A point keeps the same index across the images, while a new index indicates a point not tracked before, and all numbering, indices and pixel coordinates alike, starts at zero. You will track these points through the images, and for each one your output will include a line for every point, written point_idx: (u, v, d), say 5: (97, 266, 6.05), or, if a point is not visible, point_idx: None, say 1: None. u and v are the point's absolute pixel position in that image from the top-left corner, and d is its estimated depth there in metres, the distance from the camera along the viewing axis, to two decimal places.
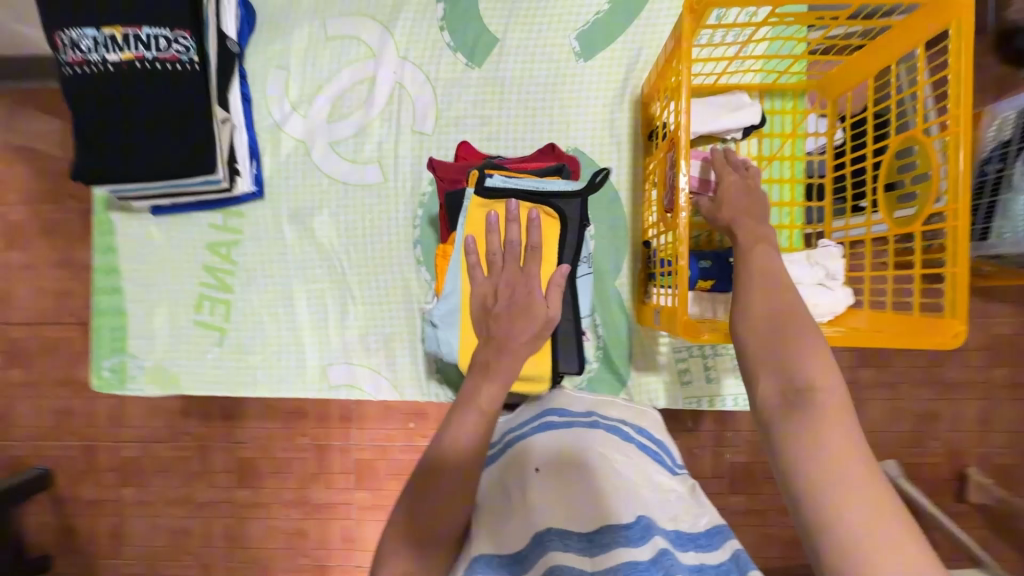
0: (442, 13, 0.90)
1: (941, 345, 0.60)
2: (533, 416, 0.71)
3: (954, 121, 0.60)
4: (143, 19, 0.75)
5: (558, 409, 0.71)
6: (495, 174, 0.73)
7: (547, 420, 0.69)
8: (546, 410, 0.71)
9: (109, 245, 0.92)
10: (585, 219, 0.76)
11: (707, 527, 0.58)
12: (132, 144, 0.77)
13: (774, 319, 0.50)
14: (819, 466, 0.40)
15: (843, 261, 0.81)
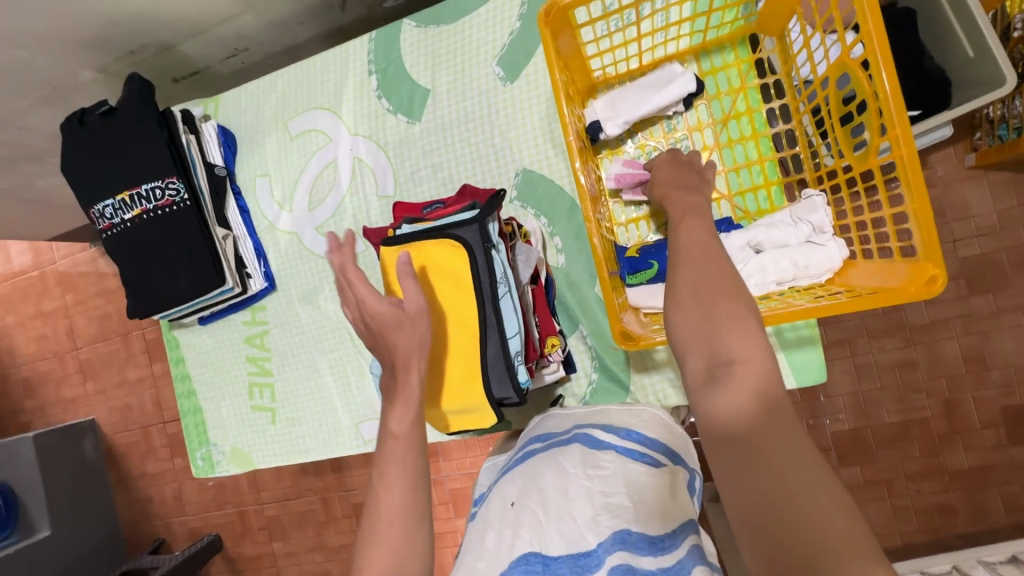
0: (376, 84, 0.97)
1: (919, 295, 0.52)
2: (522, 444, 0.73)
3: (869, 37, 0.52)
4: (140, 178, 0.91)
5: (540, 435, 0.72)
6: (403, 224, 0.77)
7: (530, 449, 0.70)
8: (532, 437, 0.73)
9: (180, 357, 1.11)
10: (489, 240, 0.71)
11: (673, 526, 0.56)
12: (158, 279, 0.94)
13: (699, 289, 0.46)
14: (745, 449, 0.37)
15: (829, 209, 0.72)
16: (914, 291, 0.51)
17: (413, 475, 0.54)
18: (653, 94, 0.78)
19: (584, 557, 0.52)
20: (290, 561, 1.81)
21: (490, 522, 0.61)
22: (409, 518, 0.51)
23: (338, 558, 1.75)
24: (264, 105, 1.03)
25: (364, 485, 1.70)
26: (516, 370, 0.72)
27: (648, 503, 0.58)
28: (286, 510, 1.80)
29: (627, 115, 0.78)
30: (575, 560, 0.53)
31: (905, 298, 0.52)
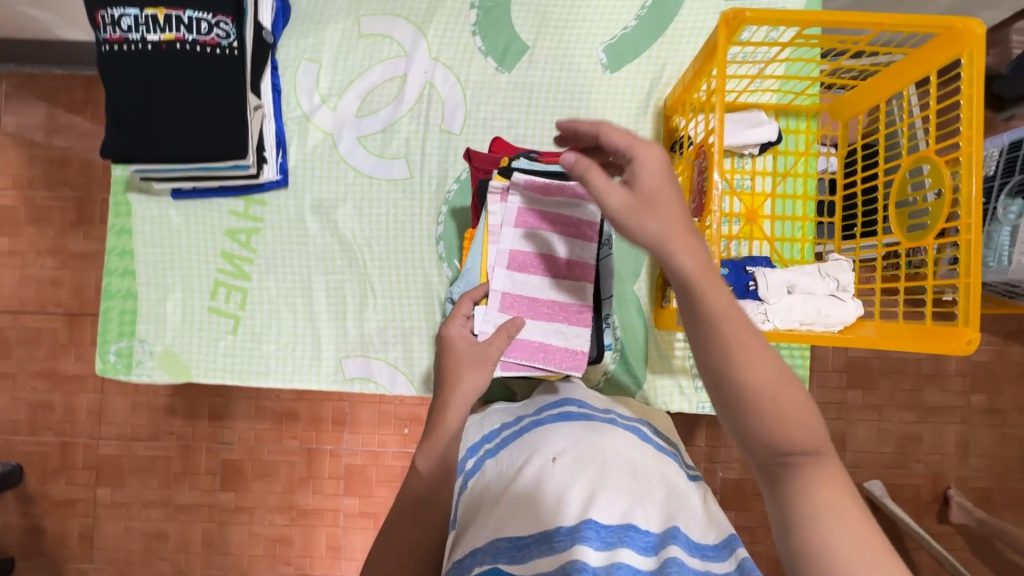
0: (475, 19, 0.92)
1: (954, 351, 0.65)
2: (550, 403, 0.77)
3: (968, 142, 0.65)
4: (187, 3, 0.76)
5: (578, 399, 0.77)
6: (521, 159, 0.77)
7: (565, 410, 0.74)
8: (566, 399, 0.76)
9: (125, 227, 0.91)
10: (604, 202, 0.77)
11: (716, 538, 0.58)
12: (163, 123, 0.77)
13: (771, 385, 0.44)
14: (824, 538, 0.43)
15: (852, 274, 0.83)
16: (957, 346, 0.64)
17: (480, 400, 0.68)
18: (752, 129, 0.86)
19: (638, 536, 0.56)
20: (114, 514, 1.46)
21: (531, 472, 0.65)
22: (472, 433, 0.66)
23: (180, 520, 1.46)
24: None
25: (243, 442, 1.46)
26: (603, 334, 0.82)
27: (691, 513, 0.62)
28: (129, 453, 1.46)
29: (735, 138, 0.86)
30: (624, 533, 0.56)
31: (946, 349, 0.64)
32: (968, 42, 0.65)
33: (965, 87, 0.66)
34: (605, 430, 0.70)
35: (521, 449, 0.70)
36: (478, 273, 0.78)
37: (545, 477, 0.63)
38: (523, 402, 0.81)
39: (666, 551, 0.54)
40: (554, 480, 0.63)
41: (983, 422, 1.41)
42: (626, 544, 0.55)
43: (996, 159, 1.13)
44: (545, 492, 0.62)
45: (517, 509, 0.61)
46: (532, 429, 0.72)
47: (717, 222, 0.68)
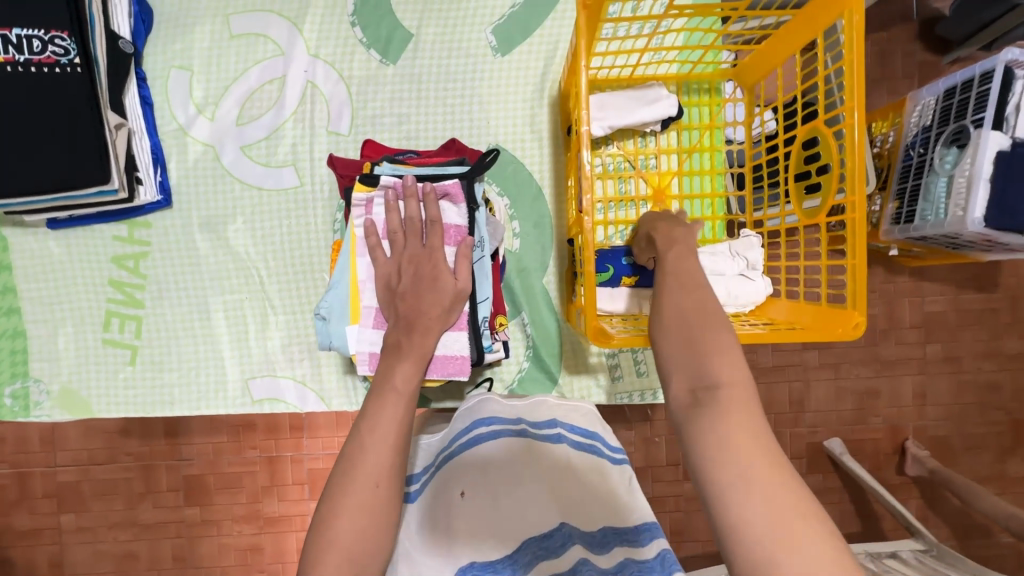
0: (352, 8, 0.86)
1: (843, 337, 0.62)
2: (462, 430, 0.70)
3: (851, 110, 0.62)
4: (16, 20, 0.70)
5: (487, 417, 0.70)
6: (381, 163, 0.73)
7: (474, 434, 0.68)
8: (473, 420, 0.70)
9: (3, 263, 0.86)
10: (474, 201, 0.73)
11: (637, 523, 0.62)
12: (9, 154, 0.72)
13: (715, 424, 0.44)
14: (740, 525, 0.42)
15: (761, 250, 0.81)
16: (843, 332, 0.61)
17: (399, 433, 0.56)
18: (640, 108, 0.82)
19: (550, 541, 0.59)
20: (81, 540, 1.45)
21: (440, 508, 0.63)
22: (395, 479, 0.54)
23: (148, 540, 1.45)
24: None
25: (202, 457, 1.45)
26: (482, 336, 0.74)
27: (610, 502, 0.64)
28: (89, 477, 1.45)
29: (621, 119, 0.82)
30: (537, 550, 0.59)
31: (836, 336, 0.61)
32: (845, 2, 0.61)
33: (846, 51, 0.62)
34: (516, 448, 0.67)
35: (432, 491, 0.65)
36: (348, 288, 0.72)
37: (451, 516, 0.62)
38: (442, 436, 0.73)
39: (575, 551, 0.58)
40: (461, 517, 0.61)
41: (939, 371, 1.41)
42: (542, 558, 0.58)
43: (931, 109, 1.07)
44: (457, 529, 0.61)
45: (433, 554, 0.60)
46: (443, 465, 0.67)
47: (589, 224, 0.65)
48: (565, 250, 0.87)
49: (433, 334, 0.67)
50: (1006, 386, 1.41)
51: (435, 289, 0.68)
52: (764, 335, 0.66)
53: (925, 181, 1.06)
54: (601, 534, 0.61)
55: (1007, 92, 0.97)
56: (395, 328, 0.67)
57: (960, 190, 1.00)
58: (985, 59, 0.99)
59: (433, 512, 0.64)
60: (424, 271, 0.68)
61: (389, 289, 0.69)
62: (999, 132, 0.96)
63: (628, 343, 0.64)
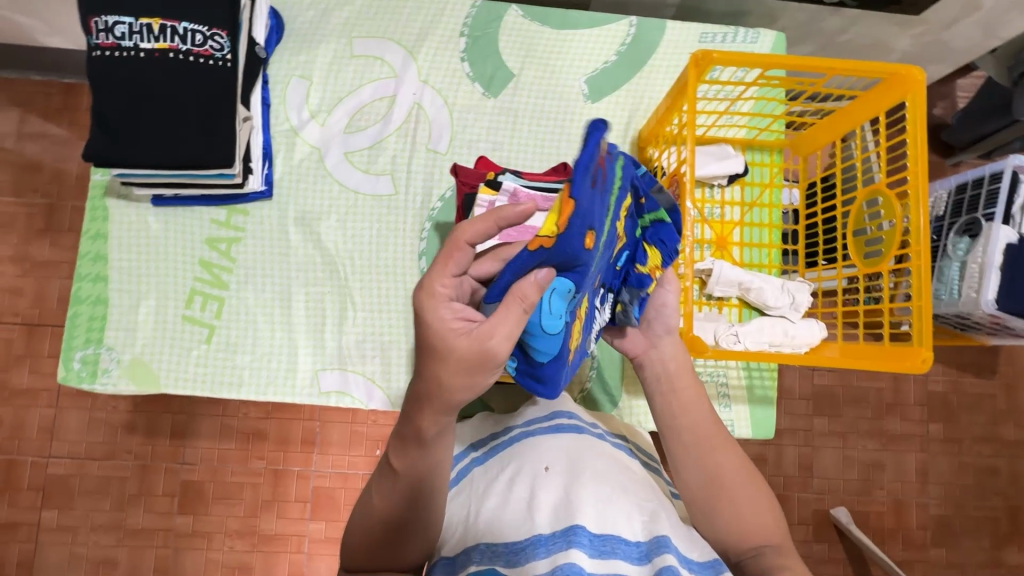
0: (464, 47, 0.96)
1: (912, 369, 0.70)
2: (542, 415, 0.75)
3: (914, 176, 0.72)
4: (181, 15, 0.78)
5: (568, 410, 0.75)
6: (506, 174, 0.79)
7: (556, 423, 0.73)
8: (557, 411, 0.75)
9: (99, 231, 0.89)
10: None
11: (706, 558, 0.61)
12: (150, 130, 0.77)
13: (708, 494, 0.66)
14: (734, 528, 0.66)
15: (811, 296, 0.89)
16: (912, 364, 0.69)
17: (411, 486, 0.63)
18: (719, 162, 0.91)
19: (627, 546, 0.59)
20: (59, 540, 1.37)
21: (523, 478, 0.65)
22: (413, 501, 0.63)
23: (132, 546, 1.37)
24: (332, 9, 0.95)
25: (207, 462, 1.40)
26: None
27: (682, 524, 0.65)
28: (81, 473, 1.38)
29: (708, 168, 0.91)
30: (617, 544, 0.59)
31: (904, 368, 0.70)
32: (910, 86, 0.72)
33: (909, 127, 0.72)
34: (597, 446, 0.70)
35: (512, 455, 0.69)
36: None
37: (537, 485, 0.64)
38: (511, 414, 0.79)
39: (657, 561, 0.57)
40: (546, 488, 0.63)
41: (941, 450, 1.47)
42: (620, 555, 0.58)
43: (945, 201, 1.23)
44: (540, 500, 0.62)
45: (512, 516, 0.62)
46: (523, 438, 0.71)
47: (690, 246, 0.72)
48: None
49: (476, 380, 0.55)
50: (1004, 472, 1.48)
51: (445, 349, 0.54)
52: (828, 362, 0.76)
53: (940, 265, 1.18)
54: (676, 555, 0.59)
55: (1013, 193, 1.10)
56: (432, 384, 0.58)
57: (972, 275, 1.10)
58: (993, 163, 1.12)
59: (517, 476, 0.66)
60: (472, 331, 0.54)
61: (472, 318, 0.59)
62: (1007, 227, 1.07)
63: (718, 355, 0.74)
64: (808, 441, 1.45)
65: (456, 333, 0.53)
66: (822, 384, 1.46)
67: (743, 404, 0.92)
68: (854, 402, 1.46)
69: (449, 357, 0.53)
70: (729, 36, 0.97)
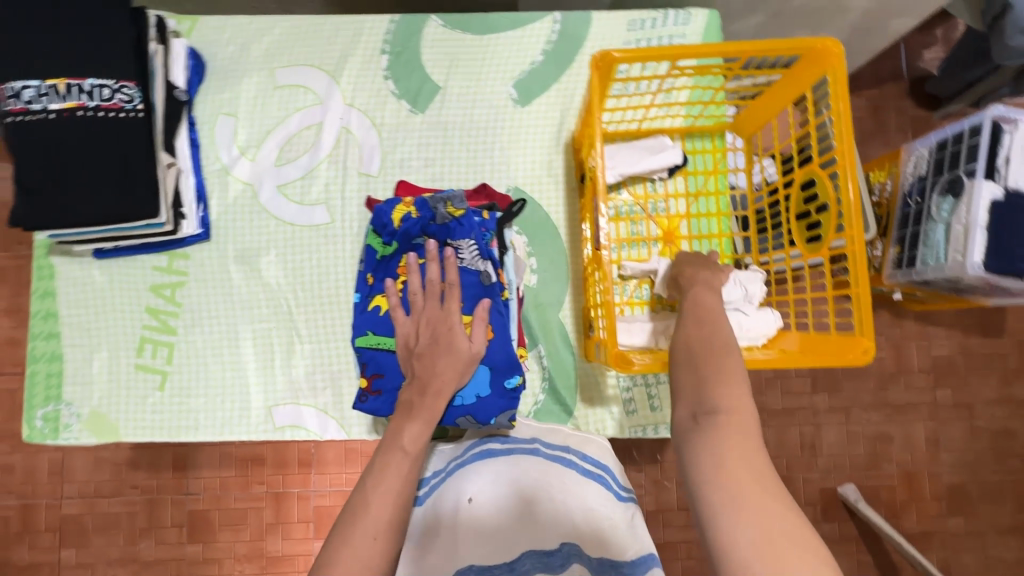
0: (386, 64, 0.95)
1: (855, 362, 0.67)
2: (474, 442, 0.76)
3: (843, 156, 0.67)
4: (86, 70, 0.77)
5: (499, 435, 0.77)
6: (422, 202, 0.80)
7: (486, 448, 0.75)
8: (488, 437, 0.77)
9: (47, 289, 0.91)
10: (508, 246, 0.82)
11: (634, 558, 0.64)
12: (70, 190, 0.78)
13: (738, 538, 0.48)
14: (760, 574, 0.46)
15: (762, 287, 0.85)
16: (854, 357, 0.66)
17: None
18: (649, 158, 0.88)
19: (550, 557, 0.64)
20: None
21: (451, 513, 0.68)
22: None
23: None
24: (251, 41, 0.94)
25: (209, 491, 1.43)
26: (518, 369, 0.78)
27: (612, 530, 0.66)
28: (92, 511, 1.43)
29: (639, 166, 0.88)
30: (538, 560, 0.63)
31: (846, 361, 0.66)
32: (831, 61, 0.68)
33: (833, 104, 0.68)
34: (524, 465, 0.71)
35: (443, 493, 0.71)
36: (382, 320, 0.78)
37: (461, 518, 0.67)
38: (454, 443, 0.79)
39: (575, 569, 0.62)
40: (468, 520, 0.67)
41: (951, 416, 1.41)
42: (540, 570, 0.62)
43: (925, 159, 1.14)
44: (462, 536, 0.66)
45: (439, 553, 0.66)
46: (455, 472, 0.73)
47: (607, 258, 0.69)
48: (580, 286, 0.92)
49: (444, 396, 0.71)
50: (1020, 433, 1.41)
51: (451, 352, 0.72)
52: (778, 360, 0.71)
53: (925, 229, 1.12)
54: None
55: (997, 144, 1.03)
56: (409, 386, 0.72)
57: (958, 237, 1.05)
58: (973, 115, 1.05)
59: (444, 513, 0.69)
60: (440, 335, 0.73)
61: (408, 348, 0.74)
62: (991, 183, 1.01)
63: (647, 370, 0.68)
64: (808, 421, 1.40)
65: (460, 340, 0.73)
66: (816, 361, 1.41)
67: None
68: (852, 377, 1.41)
69: (451, 355, 0.72)
70: (658, 20, 0.93)
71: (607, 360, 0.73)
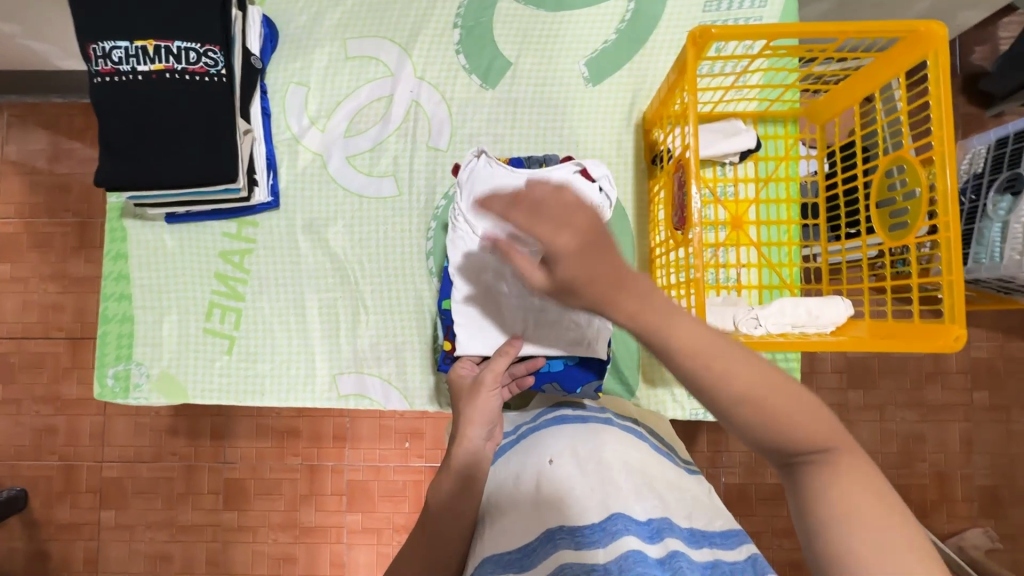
0: (458, 38, 0.94)
1: (945, 348, 0.66)
2: (547, 410, 0.79)
3: (939, 141, 0.67)
4: (174, 34, 0.78)
5: (573, 403, 0.79)
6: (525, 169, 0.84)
7: (562, 414, 0.76)
8: (562, 404, 0.78)
9: (120, 252, 0.92)
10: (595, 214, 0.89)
11: (722, 528, 0.62)
12: (153, 151, 0.79)
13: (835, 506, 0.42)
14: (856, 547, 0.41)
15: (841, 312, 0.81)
16: (944, 343, 0.65)
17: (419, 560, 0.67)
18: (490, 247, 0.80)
19: (640, 525, 0.57)
20: (118, 537, 1.45)
21: (532, 476, 0.66)
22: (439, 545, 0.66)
23: (184, 541, 1.45)
24: (324, 11, 0.94)
25: (246, 461, 1.46)
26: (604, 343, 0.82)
27: (693, 507, 0.64)
28: (133, 475, 1.46)
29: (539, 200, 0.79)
30: (627, 522, 0.57)
31: (935, 347, 0.66)
32: (931, 44, 0.67)
33: (932, 88, 0.68)
34: (603, 431, 0.70)
35: (520, 456, 0.71)
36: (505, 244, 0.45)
37: (543, 478, 0.64)
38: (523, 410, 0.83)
39: (668, 541, 0.56)
40: (550, 480, 0.64)
41: (987, 419, 1.40)
42: (629, 532, 0.55)
43: (984, 157, 1.12)
44: (545, 496, 0.62)
45: (516, 518, 0.62)
46: (531, 434, 0.74)
47: (697, 235, 0.68)
48: (647, 269, 0.92)
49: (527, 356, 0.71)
50: None
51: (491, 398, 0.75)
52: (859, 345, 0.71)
53: (979, 227, 1.10)
54: (688, 532, 0.59)
55: None
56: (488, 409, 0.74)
57: (1016, 236, 1.02)
58: None
59: (524, 476, 0.67)
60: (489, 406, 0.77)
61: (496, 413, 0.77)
62: None
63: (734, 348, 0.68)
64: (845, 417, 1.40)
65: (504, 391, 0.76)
66: (856, 357, 1.40)
67: None
68: (892, 374, 1.40)
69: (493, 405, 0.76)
70: (736, 2, 0.92)
71: None
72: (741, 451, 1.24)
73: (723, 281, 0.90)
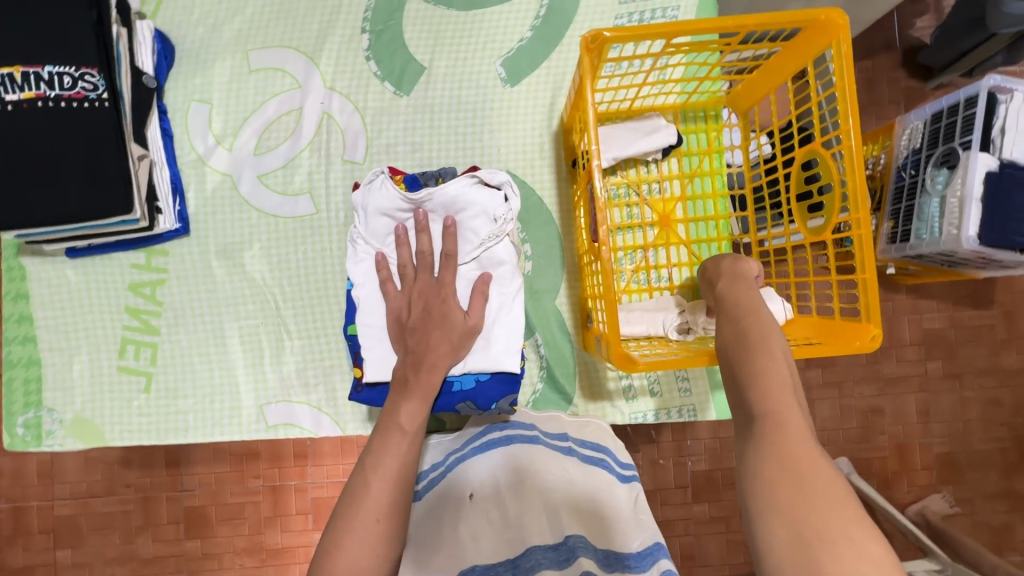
0: (367, 43, 0.90)
1: (862, 348, 0.65)
2: (477, 433, 0.79)
3: (846, 132, 0.66)
4: (46, 58, 0.73)
5: (500, 424, 0.79)
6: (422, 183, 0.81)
7: (489, 439, 0.77)
8: (489, 425, 0.79)
9: (21, 292, 0.87)
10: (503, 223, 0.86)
11: (639, 549, 0.70)
12: (34, 186, 0.73)
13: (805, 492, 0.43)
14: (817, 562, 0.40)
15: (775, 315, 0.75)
16: (862, 344, 0.64)
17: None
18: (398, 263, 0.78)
19: (552, 552, 0.71)
20: None
21: (456, 511, 0.73)
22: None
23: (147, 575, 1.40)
24: (222, 22, 0.89)
25: (204, 487, 1.41)
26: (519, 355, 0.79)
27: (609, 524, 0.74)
28: (87, 511, 1.40)
29: (446, 212, 0.77)
30: (540, 556, 0.70)
31: (854, 348, 0.65)
32: (833, 33, 0.66)
33: (838, 78, 0.66)
34: (527, 460, 0.75)
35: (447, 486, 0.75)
36: None
37: (467, 516, 0.73)
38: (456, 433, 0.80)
39: (579, 563, 0.69)
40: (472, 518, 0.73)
41: (941, 387, 1.42)
42: (544, 565, 0.70)
43: (920, 132, 1.11)
44: (467, 533, 0.72)
45: (443, 552, 0.71)
46: (459, 464, 0.76)
47: (608, 251, 0.66)
48: (577, 274, 0.89)
49: (440, 369, 0.72)
50: (1009, 401, 1.42)
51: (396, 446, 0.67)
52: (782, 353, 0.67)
53: (918, 202, 1.09)
54: (601, 553, 0.71)
55: (991, 116, 1.00)
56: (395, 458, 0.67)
57: (952, 210, 1.02)
58: (969, 85, 1.02)
59: (447, 511, 0.74)
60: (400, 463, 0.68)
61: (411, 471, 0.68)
62: (986, 154, 0.99)
63: (651, 369, 0.65)
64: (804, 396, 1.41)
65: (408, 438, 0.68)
66: None
67: (704, 385, 0.88)
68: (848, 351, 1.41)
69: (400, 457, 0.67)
70: None
71: (610, 358, 0.70)
72: (702, 439, 1.23)
73: (654, 282, 0.89)
